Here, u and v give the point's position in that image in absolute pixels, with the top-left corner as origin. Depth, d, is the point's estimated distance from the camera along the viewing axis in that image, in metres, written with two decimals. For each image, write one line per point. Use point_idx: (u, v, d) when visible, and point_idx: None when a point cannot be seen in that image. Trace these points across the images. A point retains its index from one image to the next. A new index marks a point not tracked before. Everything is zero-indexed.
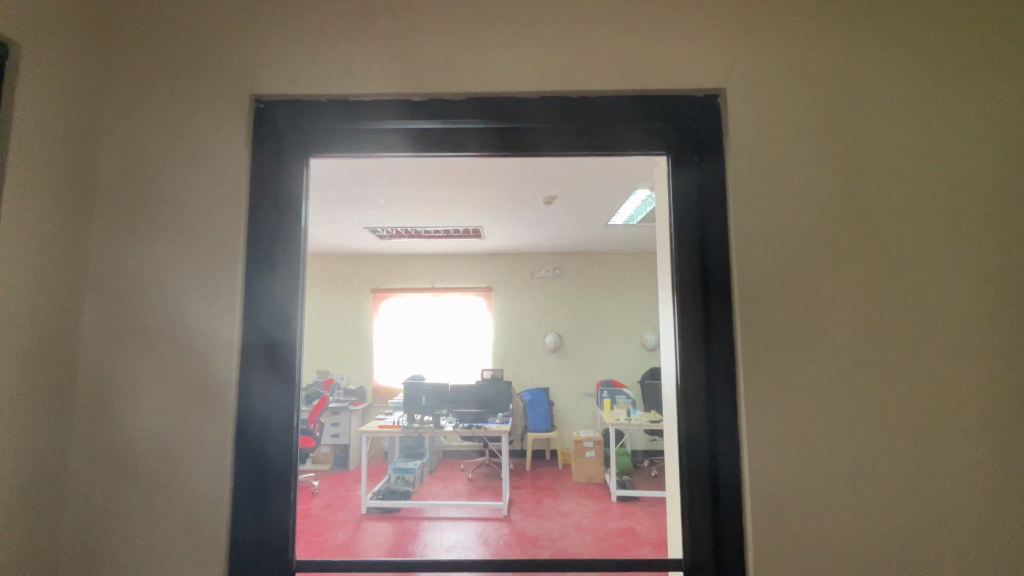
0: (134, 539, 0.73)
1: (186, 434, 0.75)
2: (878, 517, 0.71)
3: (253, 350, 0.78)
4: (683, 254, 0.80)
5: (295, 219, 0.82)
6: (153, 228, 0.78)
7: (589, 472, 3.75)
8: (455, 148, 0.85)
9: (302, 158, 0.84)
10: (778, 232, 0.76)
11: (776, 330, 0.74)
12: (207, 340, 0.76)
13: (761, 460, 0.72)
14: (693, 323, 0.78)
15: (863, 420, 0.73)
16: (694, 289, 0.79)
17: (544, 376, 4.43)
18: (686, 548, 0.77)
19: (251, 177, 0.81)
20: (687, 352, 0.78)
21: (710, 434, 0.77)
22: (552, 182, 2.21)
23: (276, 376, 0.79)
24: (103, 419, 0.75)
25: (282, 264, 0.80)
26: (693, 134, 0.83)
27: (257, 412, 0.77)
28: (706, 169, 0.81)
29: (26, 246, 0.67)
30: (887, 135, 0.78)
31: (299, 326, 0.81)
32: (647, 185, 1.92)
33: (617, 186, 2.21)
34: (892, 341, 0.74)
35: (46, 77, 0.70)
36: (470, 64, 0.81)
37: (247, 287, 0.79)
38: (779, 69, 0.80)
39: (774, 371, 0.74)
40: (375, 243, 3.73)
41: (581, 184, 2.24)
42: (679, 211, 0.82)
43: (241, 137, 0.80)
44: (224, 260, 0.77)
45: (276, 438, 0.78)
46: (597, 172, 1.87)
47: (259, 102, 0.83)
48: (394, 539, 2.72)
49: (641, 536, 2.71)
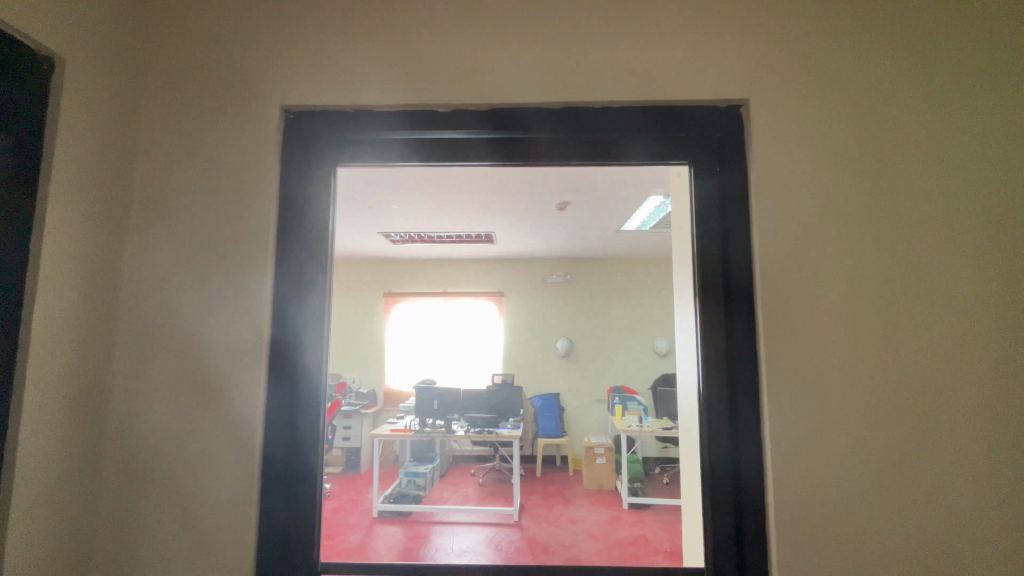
0: (163, 536, 0.75)
1: (216, 437, 0.76)
2: (900, 527, 0.70)
3: (279, 352, 0.80)
4: (705, 262, 0.80)
5: (322, 225, 0.84)
6: (184, 233, 0.80)
7: (599, 478, 3.68)
8: (478, 157, 0.86)
9: (328, 167, 0.86)
10: (800, 241, 0.76)
11: (799, 339, 0.74)
12: (236, 345, 0.78)
13: (784, 469, 0.72)
14: (715, 331, 0.78)
15: (884, 430, 0.72)
16: (717, 298, 0.79)
17: (554, 380, 4.38)
18: (708, 556, 0.76)
19: (279, 184, 0.83)
20: (709, 360, 0.78)
21: (733, 445, 0.76)
22: (564, 188, 2.22)
23: (301, 376, 0.80)
24: (137, 421, 0.77)
25: (309, 269, 0.82)
26: (716, 142, 0.83)
27: (284, 416, 0.79)
28: (727, 179, 0.82)
29: (66, 253, 0.69)
30: (907, 145, 0.78)
31: (324, 329, 0.83)
32: (658, 189, 1.92)
33: (627, 193, 2.22)
34: (915, 349, 0.74)
35: (86, 89, 0.73)
36: (493, 74, 0.82)
37: (275, 293, 0.81)
38: (800, 78, 0.80)
39: (798, 380, 0.74)
40: (388, 247, 3.78)
41: (593, 189, 2.24)
42: (701, 218, 0.82)
43: (270, 148, 0.82)
44: (254, 264, 0.79)
45: (303, 441, 0.79)
46: (610, 179, 1.88)
47: (288, 113, 0.85)
48: (405, 543, 2.74)
49: (653, 545, 2.70)
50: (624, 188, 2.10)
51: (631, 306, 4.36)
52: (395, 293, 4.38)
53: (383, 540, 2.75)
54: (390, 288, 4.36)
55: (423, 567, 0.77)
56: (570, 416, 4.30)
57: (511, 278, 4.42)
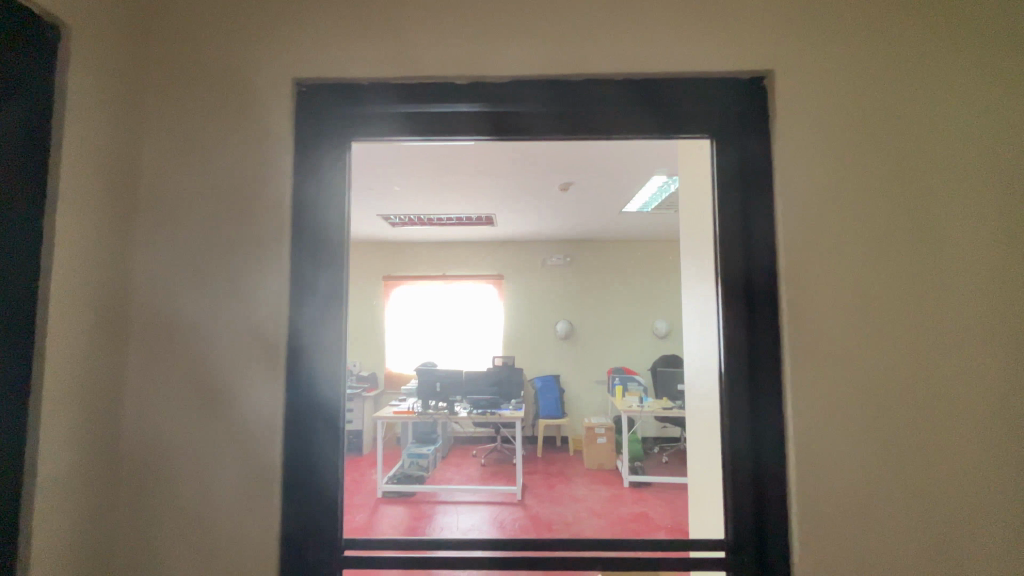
0: (187, 516, 0.75)
1: (237, 418, 0.76)
2: (916, 495, 0.72)
3: (298, 332, 0.79)
4: (728, 238, 0.79)
5: (339, 202, 0.82)
6: (198, 212, 0.79)
7: (600, 458, 3.71)
8: (496, 131, 0.84)
9: (343, 142, 0.83)
10: (822, 217, 0.76)
11: (821, 314, 0.75)
12: (254, 328, 0.77)
13: (805, 441, 0.73)
14: (738, 307, 0.78)
15: (903, 403, 0.73)
16: (739, 274, 0.78)
17: (555, 362, 4.39)
18: (729, 529, 0.77)
19: (295, 161, 0.81)
20: (731, 337, 0.78)
21: (754, 422, 0.77)
22: (568, 167, 2.20)
23: (321, 357, 0.79)
24: (156, 405, 0.76)
25: (326, 247, 0.81)
26: (739, 115, 0.81)
27: (305, 396, 0.78)
28: (750, 153, 0.80)
29: (79, 231, 0.68)
30: (931, 117, 0.77)
31: (343, 309, 0.81)
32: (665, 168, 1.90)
33: (632, 171, 2.20)
34: (935, 324, 0.74)
35: (92, 61, 0.70)
36: (511, 45, 0.80)
37: (292, 273, 0.79)
38: (825, 48, 0.79)
39: (819, 354, 0.74)
40: (387, 230, 3.76)
41: (597, 168, 2.21)
42: (723, 194, 0.81)
43: (283, 125, 0.81)
44: (271, 243, 0.78)
45: (323, 423, 0.79)
46: (617, 156, 1.86)
47: (300, 86, 0.83)
48: (410, 523, 2.77)
49: (654, 521, 2.76)
50: (630, 167, 2.08)
51: (631, 288, 4.36)
52: (395, 276, 4.37)
53: (389, 520, 2.79)
54: (389, 272, 4.35)
55: (427, 543, 0.76)
56: (571, 397, 4.33)
57: (511, 260, 4.41)
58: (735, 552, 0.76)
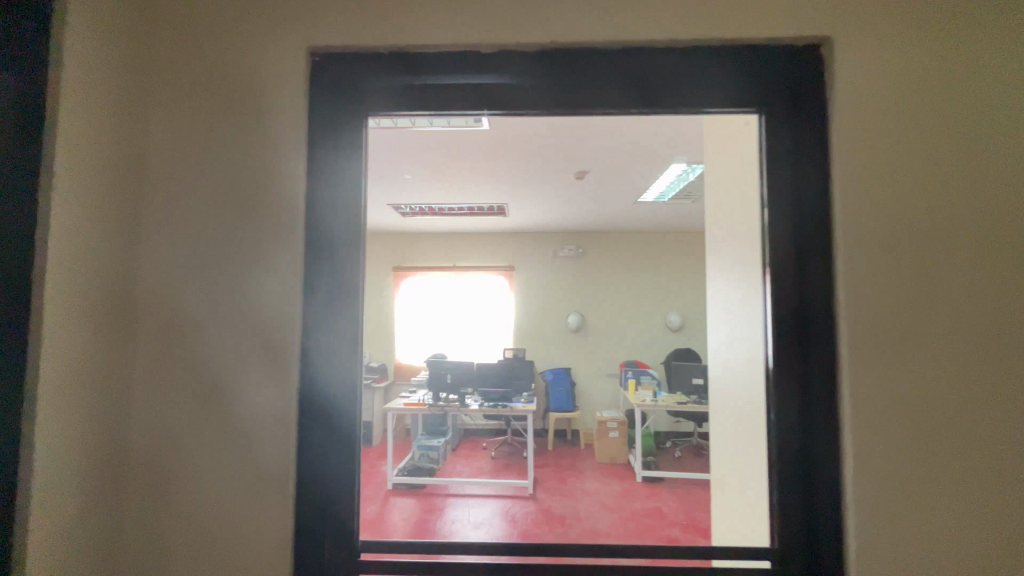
0: (198, 516, 0.70)
1: (249, 413, 0.71)
2: (984, 500, 0.66)
3: (314, 320, 0.74)
4: (780, 221, 0.73)
5: (355, 181, 0.77)
6: (206, 193, 0.74)
7: (612, 451, 3.64)
8: (522, 106, 0.77)
9: (359, 117, 0.77)
10: (882, 197, 0.69)
11: (881, 303, 0.68)
12: (267, 322, 0.72)
13: (864, 442, 0.67)
14: (788, 298, 0.72)
15: (973, 401, 0.67)
16: (789, 260, 0.72)
17: (566, 355, 4.31)
18: (777, 536, 0.71)
19: (309, 138, 0.76)
20: (780, 329, 0.72)
21: (804, 422, 0.70)
22: (584, 153, 2.13)
23: (337, 347, 0.74)
24: (164, 405, 0.72)
25: (342, 230, 0.75)
26: (794, 87, 0.74)
27: (318, 390, 0.73)
28: (804, 128, 0.73)
29: (81, 214, 0.63)
30: (1008, 88, 0.69)
31: (359, 297, 0.76)
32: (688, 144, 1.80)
33: (651, 156, 2.12)
34: (1006, 313, 0.67)
35: (92, 30, 0.65)
36: (543, 9, 0.74)
37: (307, 258, 0.74)
38: (891, 10, 0.71)
39: (877, 348, 0.68)
40: (397, 219, 3.74)
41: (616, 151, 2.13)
42: (774, 173, 0.74)
43: (296, 102, 0.75)
44: (285, 225, 0.73)
45: (339, 418, 0.74)
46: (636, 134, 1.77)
47: (315, 56, 0.77)
48: (421, 516, 2.74)
49: (668, 517, 2.70)
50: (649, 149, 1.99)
51: (645, 280, 4.29)
52: (405, 267, 4.34)
53: (399, 512, 2.76)
54: (400, 262, 4.33)
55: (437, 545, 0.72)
56: (582, 390, 4.27)
57: (522, 251, 4.36)
58: (784, 561, 0.70)
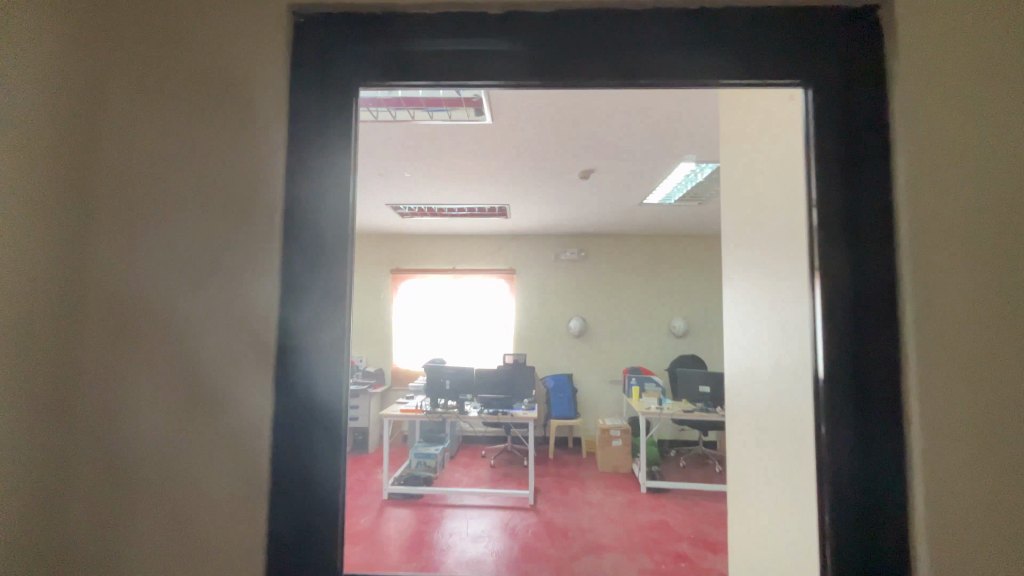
0: None
1: (197, 508, 0.49)
2: None
3: (289, 378, 0.52)
4: (828, 193, 0.51)
5: (345, 182, 0.55)
6: (150, 187, 0.52)
7: (615, 461, 3.52)
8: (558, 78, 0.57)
9: (349, 97, 0.57)
10: (980, 152, 0.47)
11: (978, 308, 0.45)
12: (228, 376, 0.50)
13: (949, 517, 0.44)
14: (841, 299, 0.49)
15: None
16: (839, 246, 0.50)
17: (568, 360, 4.21)
18: None
19: (292, 123, 0.55)
20: (831, 347, 0.49)
21: (864, 485, 0.47)
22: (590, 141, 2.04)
23: (316, 420, 0.51)
24: (82, 506, 0.49)
25: (327, 249, 0.53)
26: (848, 32, 0.53)
27: (288, 480, 0.50)
28: (856, 73, 0.52)
29: None
30: None
31: (345, 344, 0.53)
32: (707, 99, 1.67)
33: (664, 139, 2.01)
34: None
35: None
36: None
37: (283, 289, 0.52)
38: None
39: (974, 375, 0.45)
40: (397, 219, 3.66)
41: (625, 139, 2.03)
42: (818, 130, 0.52)
43: (268, 51, 0.55)
44: (254, 240, 0.52)
45: (312, 526, 0.50)
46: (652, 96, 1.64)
47: (298, 16, 0.57)
48: (417, 527, 2.63)
49: (675, 531, 2.58)
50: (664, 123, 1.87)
51: (648, 285, 4.20)
52: (404, 269, 4.27)
53: (395, 524, 2.66)
54: (399, 264, 4.27)
55: None
56: (584, 397, 4.16)
57: (524, 254, 4.27)
58: None
